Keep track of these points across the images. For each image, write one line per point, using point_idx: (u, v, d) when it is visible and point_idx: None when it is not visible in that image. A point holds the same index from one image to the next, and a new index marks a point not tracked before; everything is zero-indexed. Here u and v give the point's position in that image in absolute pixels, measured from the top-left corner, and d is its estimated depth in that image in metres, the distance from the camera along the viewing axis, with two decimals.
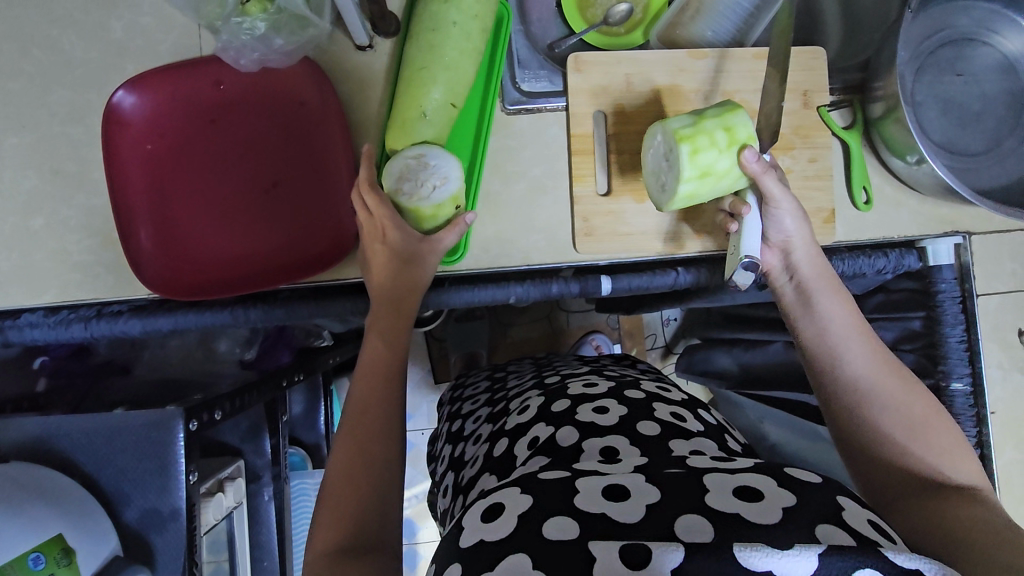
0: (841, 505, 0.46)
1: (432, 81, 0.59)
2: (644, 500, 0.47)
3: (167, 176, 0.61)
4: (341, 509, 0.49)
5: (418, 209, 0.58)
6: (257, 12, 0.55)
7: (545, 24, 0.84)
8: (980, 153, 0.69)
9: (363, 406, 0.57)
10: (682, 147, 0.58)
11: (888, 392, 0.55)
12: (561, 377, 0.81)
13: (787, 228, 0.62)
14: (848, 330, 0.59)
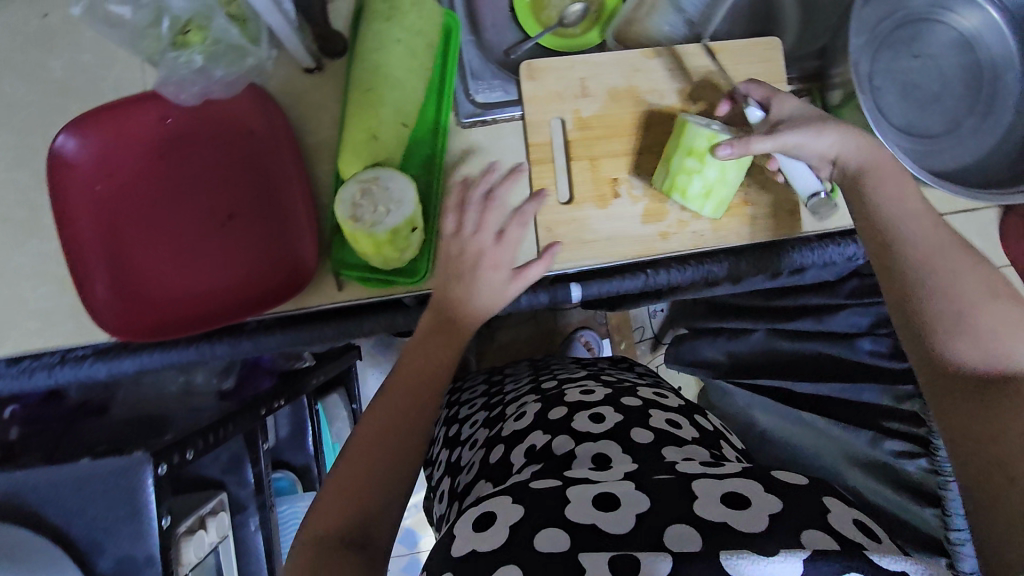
0: (827, 507, 0.46)
1: (380, 102, 0.58)
2: (633, 510, 0.46)
3: (118, 215, 0.60)
4: (343, 525, 0.50)
5: (371, 237, 0.55)
6: (194, 44, 0.53)
7: (500, 30, 0.82)
8: (941, 134, 0.69)
9: (383, 415, 0.58)
10: (676, 198, 0.64)
11: (950, 275, 0.54)
12: (558, 383, 0.80)
13: (821, 145, 0.60)
14: (923, 232, 0.56)
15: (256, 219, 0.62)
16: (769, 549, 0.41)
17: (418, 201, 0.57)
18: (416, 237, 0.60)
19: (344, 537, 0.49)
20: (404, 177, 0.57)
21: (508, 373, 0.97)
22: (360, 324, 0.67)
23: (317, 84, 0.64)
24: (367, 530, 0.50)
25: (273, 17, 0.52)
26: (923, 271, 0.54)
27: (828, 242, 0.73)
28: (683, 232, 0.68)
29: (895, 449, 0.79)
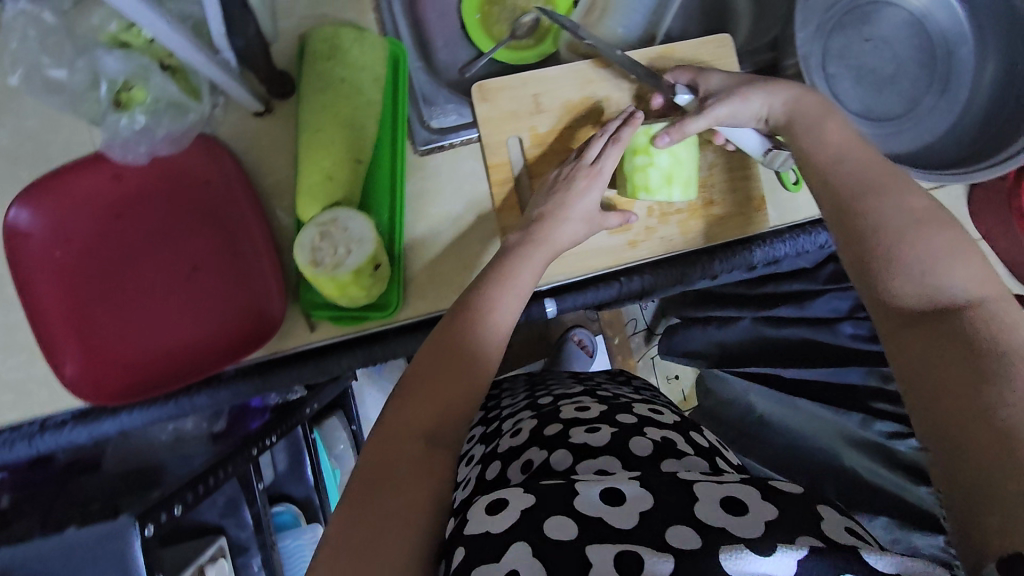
0: (822, 515, 0.41)
1: (331, 142, 0.58)
2: (638, 508, 0.42)
3: (80, 279, 0.59)
4: (391, 481, 0.44)
5: (334, 280, 0.55)
6: (134, 106, 0.56)
7: (453, 49, 0.82)
8: (899, 116, 0.69)
9: (424, 374, 0.52)
10: (642, 196, 0.63)
11: (887, 196, 0.52)
12: (553, 398, 0.70)
13: (749, 105, 0.60)
14: (862, 167, 0.54)
15: (221, 270, 0.61)
16: (768, 552, 0.37)
17: (378, 240, 0.57)
18: (384, 274, 0.59)
19: (391, 495, 0.43)
20: (363, 214, 0.56)
21: (509, 388, 0.87)
22: (337, 360, 0.66)
23: (268, 127, 0.63)
24: (421, 487, 0.45)
25: (211, 70, 0.52)
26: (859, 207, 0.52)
27: (799, 233, 0.73)
28: (651, 238, 0.68)
29: (887, 431, 0.80)
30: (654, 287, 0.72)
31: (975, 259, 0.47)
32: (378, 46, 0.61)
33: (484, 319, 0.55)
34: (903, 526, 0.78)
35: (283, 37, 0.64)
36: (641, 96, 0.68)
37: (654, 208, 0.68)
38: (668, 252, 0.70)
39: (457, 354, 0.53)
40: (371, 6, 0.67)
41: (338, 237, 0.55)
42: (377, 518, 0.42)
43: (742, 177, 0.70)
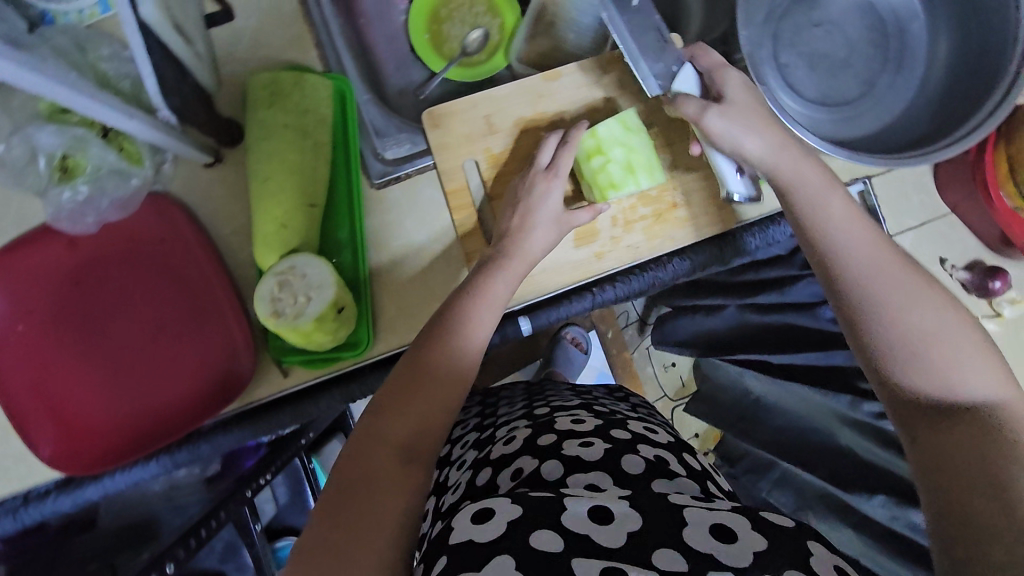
0: (810, 552, 0.39)
1: (280, 190, 0.57)
2: (626, 527, 0.40)
3: (43, 351, 0.59)
4: (366, 497, 0.44)
5: (296, 330, 0.54)
6: (75, 178, 0.55)
7: (404, 72, 0.81)
8: (857, 99, 0.68)
9: (401, 389, 0.51)
10: (613, 195, 0.62)
11: (900, 292, 0.50)
12: (551, 408, 0.64)
13: (741, 141, 0.57)
14: (873, 250, 0.52)
15: (186, 329, 0.61)
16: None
17: (339, 284, 0.56)
18: (348, 315, 0.58)
19: (367, 510, 0.43)
20: (321, 259, 0.56)
21: (506, 389, 0.79)
22: (315, 404, 0.63)
23: (220, 177, 0.62)
24: (397, 503, 0.44)
25: (154, 135, 0.51)
26: (866, 292, 0.51)
27: (767, 223, 0.72)
28: (618, 248, 0.68)
29: (874, 412, 0.79)
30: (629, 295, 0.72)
31: (979, 348, 0.48)
32: (321, 87, 0.60)
33: (462, 331, 0.55)
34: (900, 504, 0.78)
35: (227, 85, 0.64)
36: (597, 105, 0.66)
37: (617, 218, 0.67)
38: (642, 257, 0.68)
39: (436, 366, 0.52)
40: (313, 42, 0.66)
41: (298, 287, 0.55)
42: (350, 534, 0.41)
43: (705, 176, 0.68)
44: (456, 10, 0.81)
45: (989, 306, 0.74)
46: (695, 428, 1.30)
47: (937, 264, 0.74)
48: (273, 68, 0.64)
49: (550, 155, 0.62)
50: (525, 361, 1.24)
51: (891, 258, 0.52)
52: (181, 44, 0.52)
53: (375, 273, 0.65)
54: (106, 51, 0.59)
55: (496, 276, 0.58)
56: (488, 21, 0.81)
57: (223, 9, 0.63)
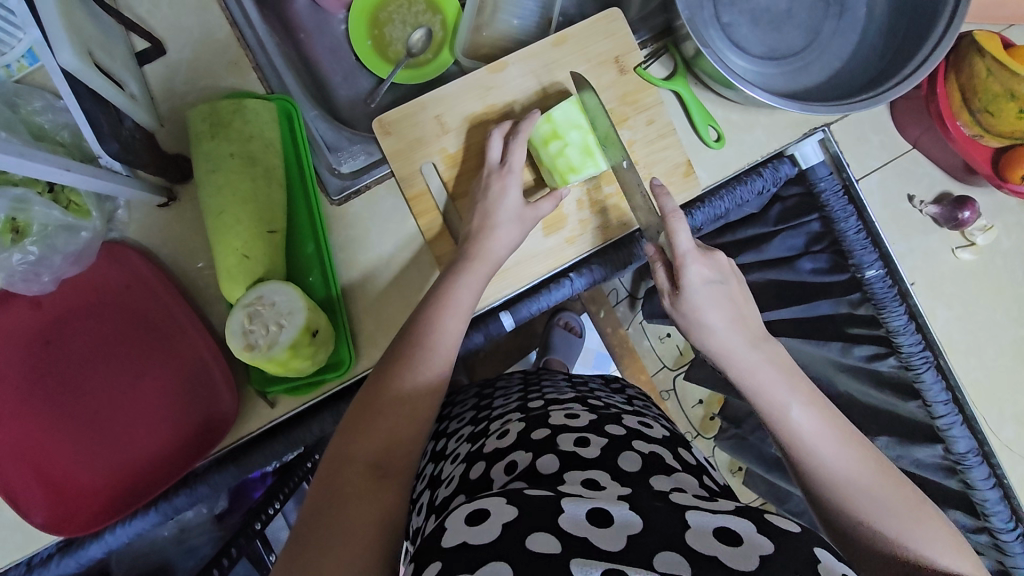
0: (817, 558, 0.38)
1: (237, 221, 0.56)
2: (627, 530, 0.39)
3: (19, 416, 0.58)
4: (340, 518, 0.45)
5: (272, 360, 0.54)
6: (23, 240, 0.54)
7: (351, 81, 0.79)
8: (804, 49, 0.68)
9: (377, 409, 0.52)
10: (573, 178, 0.62)
11: (862, 472, 0.50)
12: (544, 401, 0.64)
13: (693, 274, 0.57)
14: (823, 423, 0.52)
15: (164, 378, 0.60)
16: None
17: (310, 308, 0.55)
18: (324, 336, 0.58)
19: (340, 528, 0.45)
20: (287, 285, 0.55)
21: (503, 380, 0.79)
22: (308, 428, 0.66)
23: (176, 216, 0.61)
24: (370, 516, 0.46)
25: (97, 184, 0.50)
26: (822, 466, 0.51)
27: (734, 185, 0.72)
28: (588, 230, 0.66)
29: (865, 355, 0.78)
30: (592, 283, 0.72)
31: (928, 513, 0.49)
32: (263, 110, 0.60)
33: (428, 350, 0.56)
34: (902, 442, 0.79)
35: (169, 121, 0.62)
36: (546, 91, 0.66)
37: (584, 200, 0.65)
38: (592, 246, 0.66)
39: (402, 383, 0.54)
40: (251, 66, 0.64)
41: (271, 313, 0.54)
42: (324, 551, 0.43)
43: (666, 141, 0.66)
44: (396, 13, 0.79)
45: (962, 236, 0.75)
46: (698, 395, 1.30)
47: (906, 202, 0.75)
48: (214, 97, 0.63)
49: (500, 149, 0.62)
50: (522, 351, 1.24)
51: (845, 437, 0.52)
52: (111, 90, 0.50)
53: (347, 291, 0.64)
54: (39, 104, 0.57)
55: (455, 285, 0.59)
56: (430, 18, 0.79)
57: (153, 43, 0.61)
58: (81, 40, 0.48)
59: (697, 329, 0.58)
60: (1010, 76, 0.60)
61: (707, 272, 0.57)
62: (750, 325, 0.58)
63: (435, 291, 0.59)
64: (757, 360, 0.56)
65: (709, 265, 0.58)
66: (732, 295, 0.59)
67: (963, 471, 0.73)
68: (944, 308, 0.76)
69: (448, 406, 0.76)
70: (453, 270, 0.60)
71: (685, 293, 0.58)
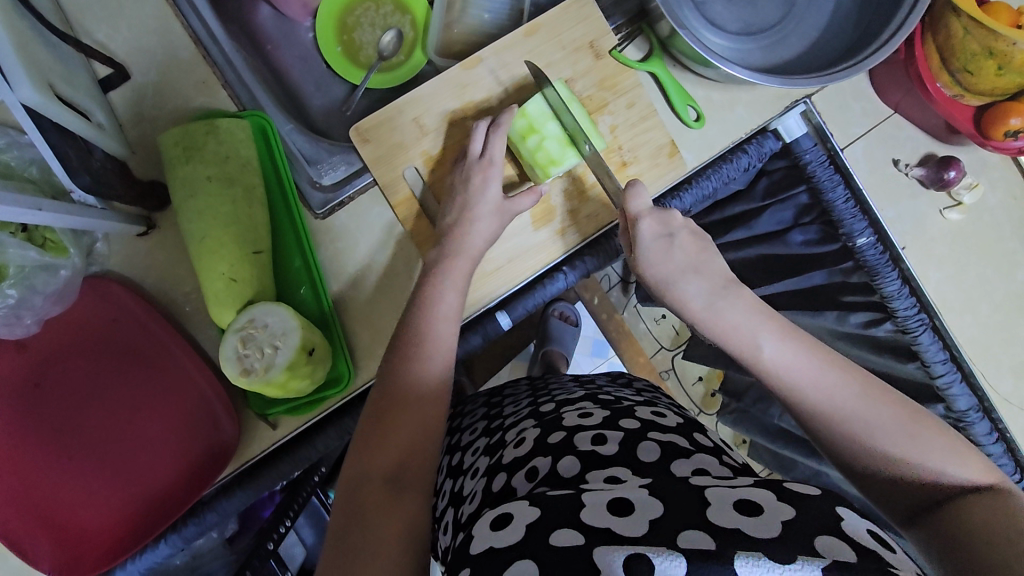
0: (840, 516, 0.38)
1: (220, 245, 0.55)
2: (647, 516, 0.39)
3: (15, 465, 0.56)
4: (366, 533, 0.44)
5: (270, 383, 0.53)
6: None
7: (323, 89, 0.78)
8: (781, 20, 0.67)
9: (388, 417, 0.52)
10: (556, 170, 0.61)
11: (849, 401, 0.49)
12: (556, 404, 0.63)
13: (644, 233, 0.57)
14: (800, 356, 0.52)
15: (163, 408, 0.59)
16: (785, 562, 0.34)
17: (304, 326, 0.54)
18: (321, 354, 0.57)
19: (368, 542, 0.44)
20: (278, 305, 0.54)
21: (511, 385, 0.78)
22: (313, 445, 0.65)
23: (158, 244, 0.59)
24: (397, 526, 0.45)
25: (72, 220, 0.49)
26: (803, 396, 0.51)
27: (720, 163, 0.72)
28: (579, 220, 0.65)
29: (861, 322, 0.79)
30: (590, 274, 0.72)
31: (925, 426, 0.48)
32: (236, 127, 0.58)
33: (426, 352, 0.55)
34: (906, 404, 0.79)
35: (140, 147, 0.60)
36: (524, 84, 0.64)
37: (570, 190, 0.65)
38: (582, 242, 0.66)
39: (406, 391, 0.53)
40: (220, 84, 0.62)
41: (266, 333, 0.53)
42: (355, 566, 0.42)
43: (648, 122, 0.65)
44: (363, 15, 0.77)
45: (949, 196, 0.75)
46: (697, 372, 1.31)
47: (892, 166, 0.74)
48: (185, 119, 0.61)
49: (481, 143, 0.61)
50: (520, 345, 1.23)
51: (824, 359, 0.52)
52: (77, 120, 0.49)
53: (340, 304, 0.63)
54: (2, 140, 0.54)
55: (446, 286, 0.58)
56: (399, 19, 0.77)
57: (115, 69, 0.59)
58: (39, 71, 0.46)
59: (657, 283, 0.59)
60: (989, 34, 0.59)
61: (656, 228, 0.57)
62: (711, 270, 0.58)
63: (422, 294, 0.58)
64: (734, 310, 0.56)
65: (656, 220, 0.58)
66: (685, 245, 0.58)
67: (965, 428, 0.74)
68: (935, 270, 0.77)
69: (459, 416, 0.76)
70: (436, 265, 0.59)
71: (637, 251, 0.58)
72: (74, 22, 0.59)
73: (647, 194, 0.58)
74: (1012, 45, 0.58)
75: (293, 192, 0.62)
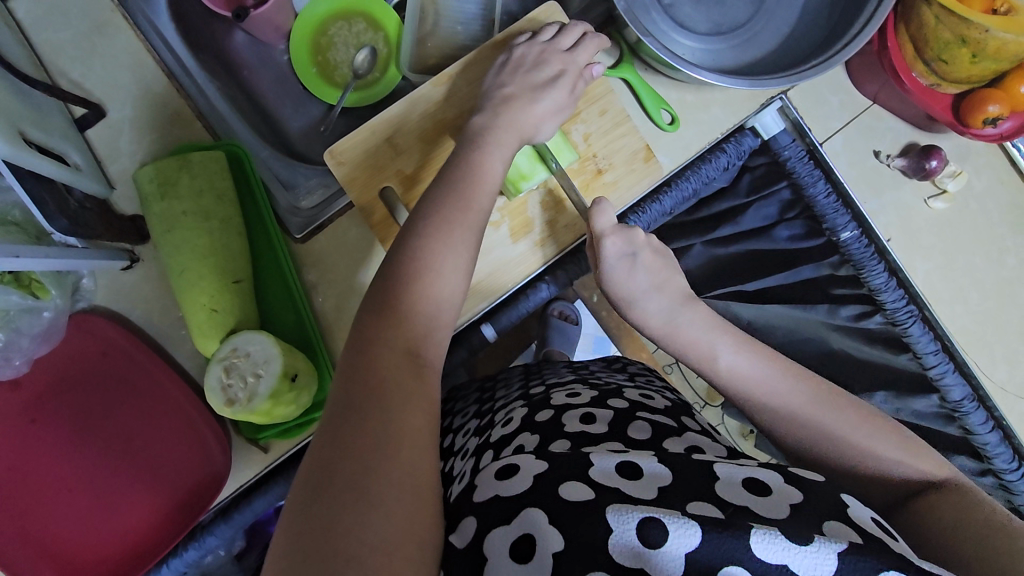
0: (845, 504, 0.40)
1: (202, 277, 0.56)
2: (656, 483, 0.39)
3: (18, 496, 0.58)
4: (376, 425, 0.41)
5: (255, 412, 0.53)
6: None
7: (302, 110, 0.79)
8: (751, 17, 0.66)
9: (399, 313, 0.48)
10: (524, 185, 0.63)
11: (807, 405, 0.50)
12: (546, 386, 0.64)
13: (611, 251, 0.58)
14: (749, 367, 0.54)
15: (159, 437, 0.60)
16: (802, 543, 0.34)
17: (285, 353, 0.55)
18: (305, 378, 0.58)
19: (376, 438, 0.40)
20: (261, 333, 0.55)
21: (504, 373, 0.79)
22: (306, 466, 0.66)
23: (143, 275, 0.61)
24: (412, 422, 0.42)
25: (53, 263, 0.50)
26: (760, 405, 0.52)
27: (699, 163, 0.72)
28: (557, 230, 0.65)
29: (852, 314, 0.81)
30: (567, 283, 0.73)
31: (879, 428, 0.49)
32: (210, 161, 0.58)
33: (445, 248, 0.51)
34: (901, 394, 0.82)
35: (120, 182, 0.61)
36: (533, 36, 0.63)
37: (546, 201, 0.65)
38: (563, 250, 0.66)
39: (413, 330, 0.48)
40: (194, 116, 0.63)
41: (256, 355, 0.54)
42: (364, 461, 0.39)
43: (620, 127, 0.65)
44: (337, 35, 0.78)
45: (933, 184, 0.74)
46: None
47: (873, 158, 0.73)
48: (162, 152, 0.62)
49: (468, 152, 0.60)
50: (522, 345, 1.23)
51: (781, 367, 0.53)
52: (51, 165, 0.50)
53: (324, 324, 0.64)
54: None
55: (458, 252, 0.51)
56: (373, 37, 0.78)
57: (90, 108, 0.60)
58: (9, 120, 0.47)
59: (619, 299, 0.60)
60: (960, 23, 0.58)
61: (620, 245, 0.58)
62: (672, 288, 0.59)
63: (427, 255, 0.50)
64: (691, 321, 0.57)
65: (622, 239, 0.58)
66: (647, 264, 0.59)
67: (962, 417, 0.77)
68: (922, 261, 0.75)
69: (452, 401, 0.76)
70: (441, 225, 0.52)
71: (602, 270, 0.59)
72: (49, 64, 0.61)
73: (612, 211, 0.58)
74: (984, 33, 0.58)
75: (271, 218, 0.63)
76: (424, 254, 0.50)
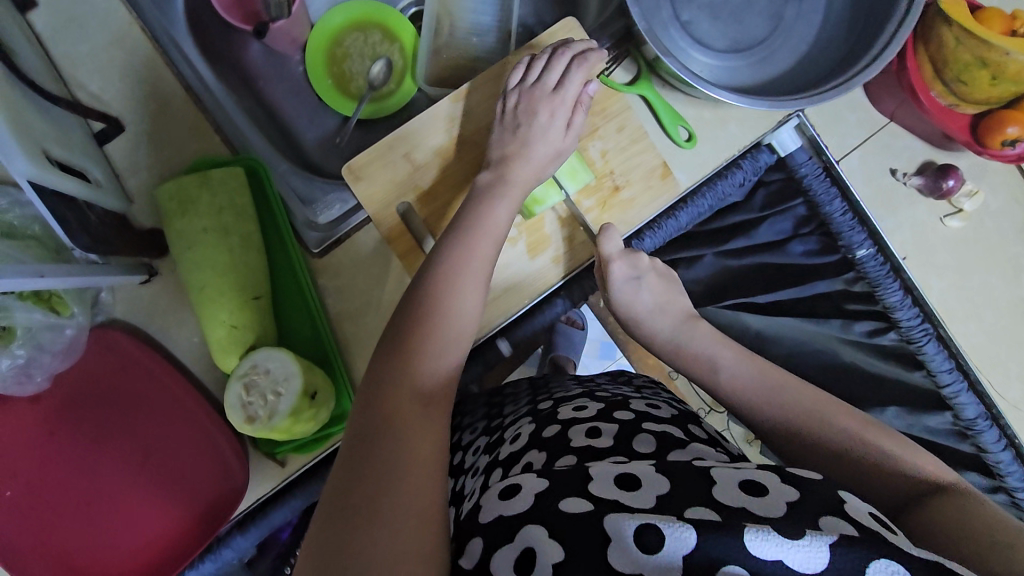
0: (842, 498, 0.39)
1: (222, 294, 0.56)
2: (654, 491, 0.39)
3: (37, 510, 0.58)
4: (389, 445, 0.42)
5: (275, 429, 0.53)
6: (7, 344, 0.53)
7: (316, 121, 0.79)
8: (769, 35, 0.67)
9: (414, 335, 0.49)
10: (539, 209, 0.63)
11: (803, 412, 0.53)
12: (554, 401, 0.63)
13: (621, 275, 0.61)
14: (748, 377, 0.57)
15: (178, 451, 0.60)
16: (795, 536, 0.34)
17: (305, 370, 0.55)
18: (324, 395, 0.58)
19: (388, 457, 0.41)
20: (280, 350, 0.55)
21: (511, 386, 0.78)
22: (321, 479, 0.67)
23: (160, 289, 0.61)
24: (423, 443, 0.43)
25: (78, 281, 0.50)
26: (761, 415, 0.55)
27: (715, 179, 0.71)
28: (573, 247, 0.65)
29: (866, 330, 0.81)
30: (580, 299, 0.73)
31: (875, 433, 0.50)
32: (230, 178, 0.58)
33: (454, 267, 0.52)
34: (912, 410, 0.81)
35: (139, 196, 0.61)
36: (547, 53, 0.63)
37: (563, 217, 0.65)
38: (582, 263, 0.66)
39: (427, 351, 0.49)
40: (213, 130, 0.63)
41: (273, 372, 0.54)
42: (376, 480, 0.39)
43: (638, 143, 0.65)
44: (353, 46, 0.78)
45: (949, 204, 0.75)
46: None
47: (890, 176, 0.73)
48: (181, 167, 0.62)
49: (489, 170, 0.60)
50: None
51: (777, 378, 0.56)
52: (74, 183, 0.50)
53: (342, 339, 0.64)
54: (4, 200, 0.55)
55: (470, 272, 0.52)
56: (388, 48, 0.78)
57: (109, 123, 0.60)
58: (35, 140, 0.47)
59: (627, 319, 0.64)
60: (982, 44, 0.58)
61: (629, 268, 0.62)
62: (675, 307, 0.63)
63: (441, 276, 0.52)
64: (691, 338, 0.61)
65: (627, 263, 0.61)
66: (652, 286, 0.63)
67: (975, 436, 0.78)
68: (937, 279, 0.76)
69: (459, 416, 0.76)
70: (457, 250, 0.53)
71: (610, 291, 0.63)
72: (67, 77, 0.60)
73: (619, 236, 0.61)
74: (1004, 55, 0.58)
75: (288, 232, 0.63)
76: (438, 275, 0.52)
